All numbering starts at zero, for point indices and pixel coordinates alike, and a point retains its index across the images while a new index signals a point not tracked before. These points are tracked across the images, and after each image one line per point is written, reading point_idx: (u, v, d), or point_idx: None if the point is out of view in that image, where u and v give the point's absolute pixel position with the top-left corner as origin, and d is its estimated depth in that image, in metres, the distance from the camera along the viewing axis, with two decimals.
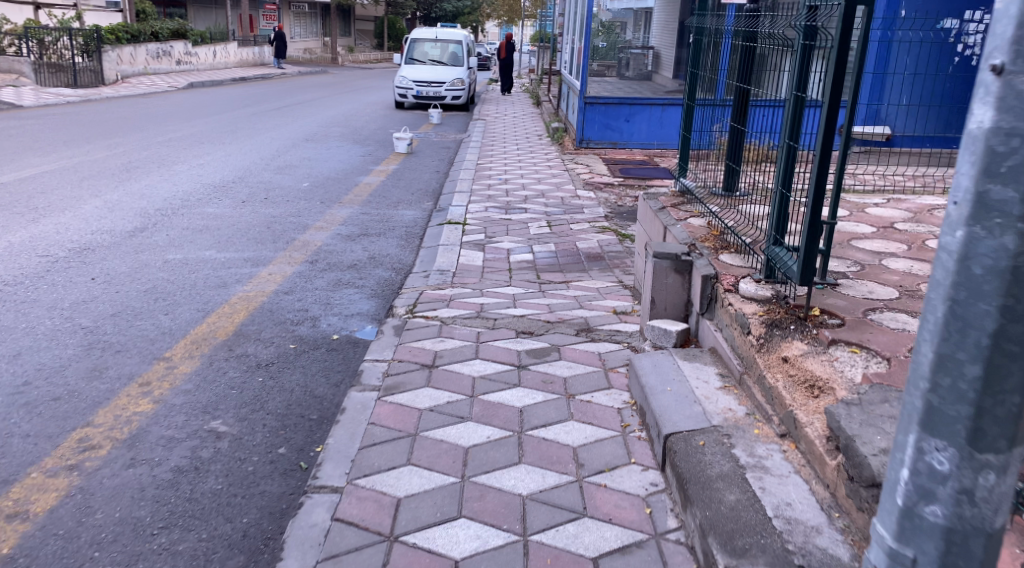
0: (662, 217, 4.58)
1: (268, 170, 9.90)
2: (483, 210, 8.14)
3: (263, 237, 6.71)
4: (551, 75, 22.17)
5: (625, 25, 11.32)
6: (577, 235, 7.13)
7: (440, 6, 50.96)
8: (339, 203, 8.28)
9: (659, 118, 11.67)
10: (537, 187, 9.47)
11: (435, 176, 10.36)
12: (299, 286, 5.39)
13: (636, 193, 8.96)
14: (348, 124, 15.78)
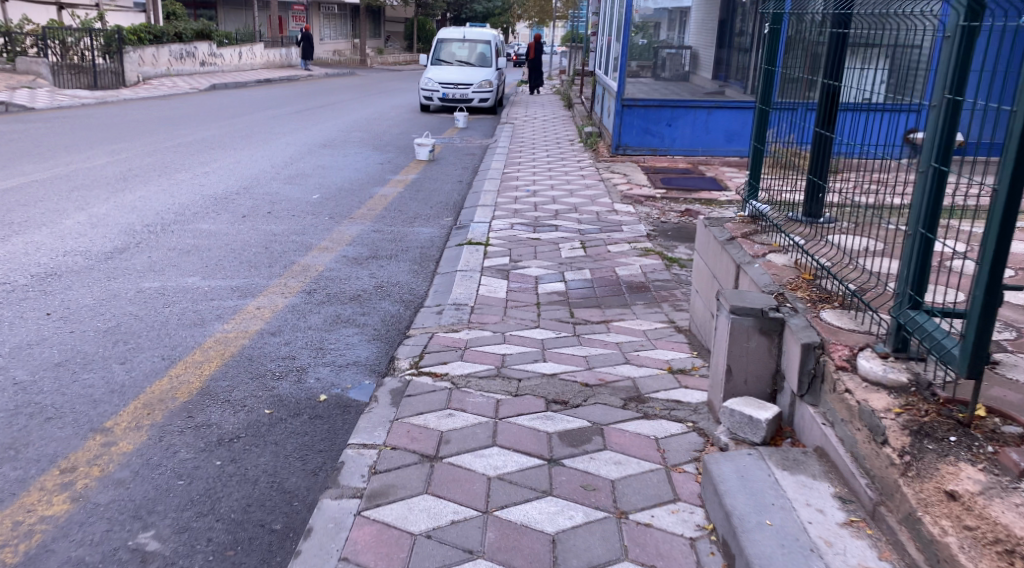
0: (731, 251, 3.67)
1: (277, 179, 9.15)
2: (509, 227, 7.28)
3: (258, 260, 5.92)
4: (583, 76, 21.30)
5: (659, 25, 10.51)
6: (615, 259, 6.24)
7: (471, 7, 50.22)
8: (349, 218, 7.48)
9: (704, 123, 10.70)
10: (569, 199, 8.60)
11: (459, 187, 9.54)
12: (289, 326, 4.55)
13: (680, 208, 8.04)
14: (370, 128, 15.04)
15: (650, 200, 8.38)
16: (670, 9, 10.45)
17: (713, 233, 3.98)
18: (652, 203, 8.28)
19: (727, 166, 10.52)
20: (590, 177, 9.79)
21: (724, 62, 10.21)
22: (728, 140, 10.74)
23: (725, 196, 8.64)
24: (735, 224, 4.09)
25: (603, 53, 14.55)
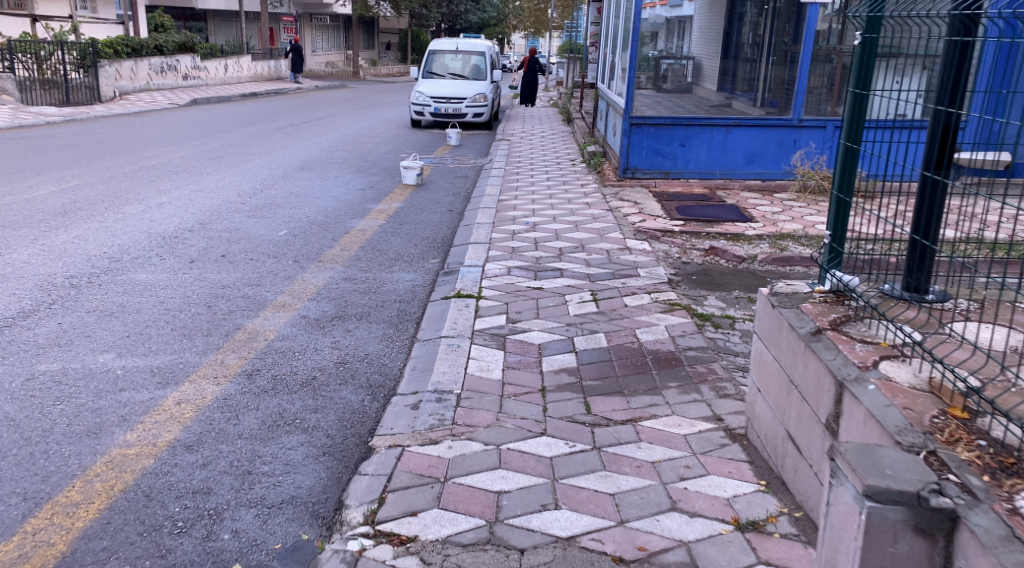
0: (825, 357, 2.52)
1: (242, 211, 8.07)
2: (505, 272, 6.20)
3: (197, 325, 4.81)
4: (583, 89, 20.29)
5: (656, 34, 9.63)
6: (634, 316, 5.16)
7: (465, 17, 49.03)
8: (317, 262, 6.39)
9: (721, 142, 9.63)
10: (574, 232, 7.53)
11: (450, 218, 8.47)
12: (212, 435, 3.45)
13: (704, 245, 6.97)
14: (355, 147, 13.98)
15: (668, 234, 7.33)
16: (667, 18, 9.73)
17: (789, 322, 2.83)
18: (671, 238, 7.22)
19: (747, 191, 9.48)
20: (597, 205, 8.74)
21: (730, 73, 9.63)
22: (748, 162, 9.67)
23: (752, 228, 7.61)
24: (816, 304, 2.95)
25: (605, 66, 13.51)
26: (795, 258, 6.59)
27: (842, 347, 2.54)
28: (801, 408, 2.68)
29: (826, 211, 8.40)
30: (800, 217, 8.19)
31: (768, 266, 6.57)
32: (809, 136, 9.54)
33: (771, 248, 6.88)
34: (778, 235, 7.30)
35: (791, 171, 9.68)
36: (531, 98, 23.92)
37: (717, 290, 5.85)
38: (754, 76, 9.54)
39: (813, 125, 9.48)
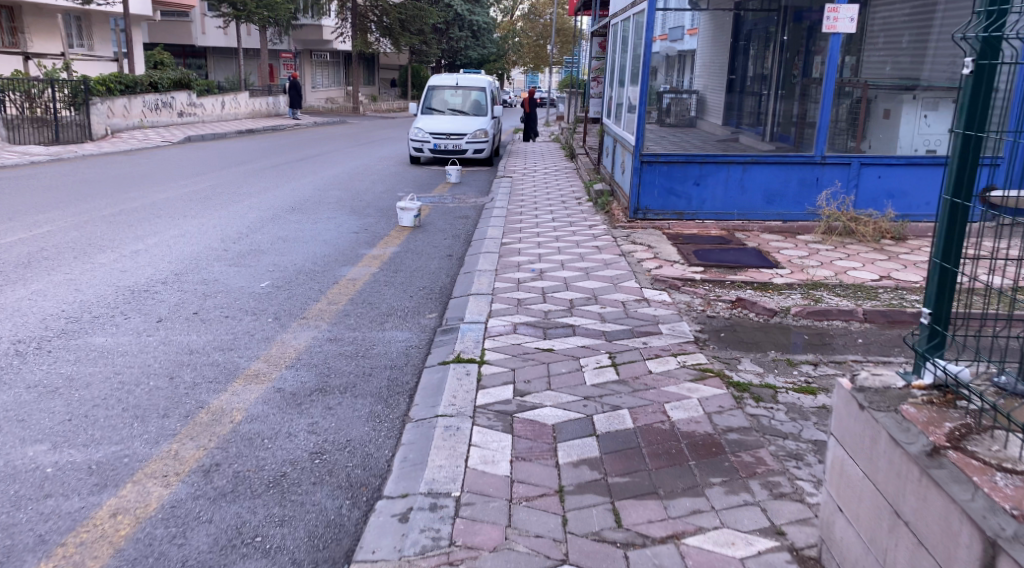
0: (957, 498, 1.88)
1: (223, 260, 7.44)
2: (510, 329, 5.53)
3: (153, 403, 4.13)
4: (587, 123, 19.79)
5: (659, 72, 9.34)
6: (660, 385, 4.50)
7: (466, 53, 48.82)
8: (301, 319, 5.73)
9: (739, 181, 9.03)
10: (585, 280, 6.88)
11: (449, 265, 7.81)
12: (149, 563, 2.76)
13: (729, 296, 6.33)
14: (351, 186, 13.42)
15: (688, 283, 6.69)
16: (671, 54, 9.41)
17: (891, 435, 2.16)
18: (691, 287, 6.58)
19: (768, 232, 8.86)
20: (608, 248, 8.11)
21: (734, 107, 9.70)
22: (768, 202, 9.05)
23: (779, 276, 6.98)
24: (920, 407, 2.28)
25: (611, 100, 12.98)
26: (832, 311, 5.94)
27: (979, 481, 1.89)
28: (917, 555, 2.03)
29: (856, 256, 7.78)
30: (829, 262, 7.58)
31: (803, 320, 5.92)
32: (832, 174, 8.93)
33: (804, 299, 6.25)
34: (809, 283, 6.67)
35: (814, 211, 9.04)
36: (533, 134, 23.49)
37: (750, 352, 5.19)
38: (761, 110, 9.60)
39: (836, 163, 8.90)
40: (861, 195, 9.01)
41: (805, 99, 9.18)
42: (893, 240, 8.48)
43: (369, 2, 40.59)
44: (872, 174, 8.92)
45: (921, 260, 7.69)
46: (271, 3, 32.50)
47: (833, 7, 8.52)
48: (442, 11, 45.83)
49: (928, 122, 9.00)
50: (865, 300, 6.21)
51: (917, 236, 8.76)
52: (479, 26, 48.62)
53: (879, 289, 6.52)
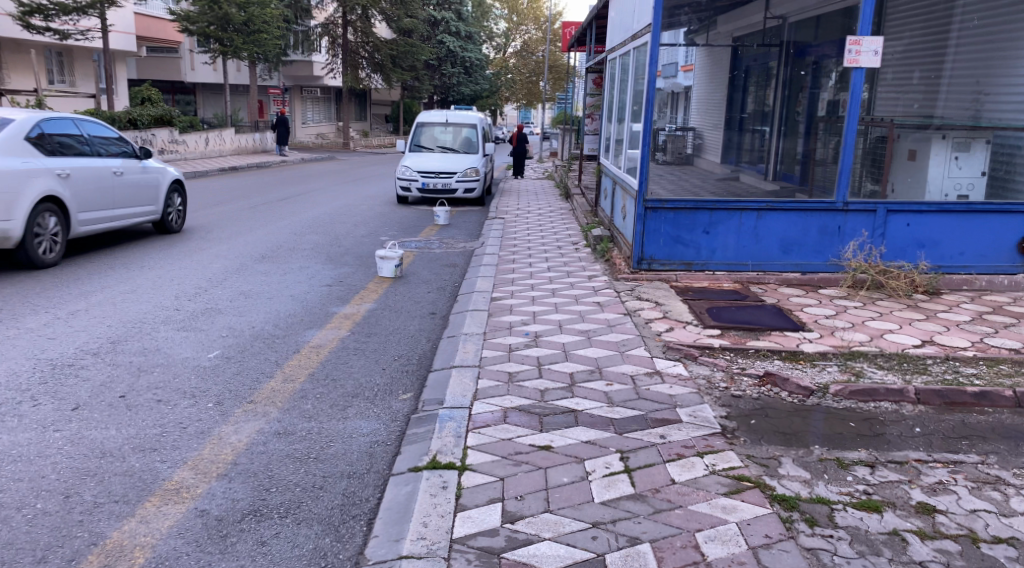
0: None
1: (171, 324, 6.53)
2: (498, 416, 4.57)
3: (34, 538, 3.20)
4: (583, 161, 18.99)
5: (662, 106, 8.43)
6: (687, 503, 3.58)
7: (458, 89, 48.16)
8: (248, 404, 4.80)
9: (753, 230, 8.18)
10: (586, 347, 5.97)
11: (431, 324, 6.90)
12: None
13: (757, 370, 5.42)
14: (331, 229, 12.54)
15: (707, 351, 5.76)
16: (668, 87, 8.47)
17: None
18: (711, 357, 5.66)
19: (786, 287, 8.01)
20: (611, 305, 7.24)
21: (735, 145, 8.92)
22: (785, 252, 8.19)
23: (808, 342, 6.10)
24: None
25: (608, 139, 12.14)
26: (879, 390, 5.04)
27: None
28: None
29: (890, 316, 6.93)
30: (859, 322, 6.72)
31: (844, 401, 5.02)
32: (856, 222, 8.10)
33: (844, 373, 5.35)
34: (845, 352, 5.78)
35: (838, 262, 8.17)
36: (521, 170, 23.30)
37: (790, 450, 4.27)
38: (762, 147, 8.91)
39: (860, 210, 8.07)
40: (890, 245, 8.16)
41: (812, 138, 8.61)
42: (925, 295, 7.65)
43: (360, 39, 40.10)
44: (900, 223, 8.08)
45: (963, 321, 6.82)
46: (259, 38, 32.08)
47: (854, 40, 7.80)
48: (433, 48, 45.40)
49: (959, 164, 8.30)
50: (915, 374, 5.31)
51: (951, 290, 7.92)
52: (472, 63, 48.10)
53: (927, 360, 5.64)
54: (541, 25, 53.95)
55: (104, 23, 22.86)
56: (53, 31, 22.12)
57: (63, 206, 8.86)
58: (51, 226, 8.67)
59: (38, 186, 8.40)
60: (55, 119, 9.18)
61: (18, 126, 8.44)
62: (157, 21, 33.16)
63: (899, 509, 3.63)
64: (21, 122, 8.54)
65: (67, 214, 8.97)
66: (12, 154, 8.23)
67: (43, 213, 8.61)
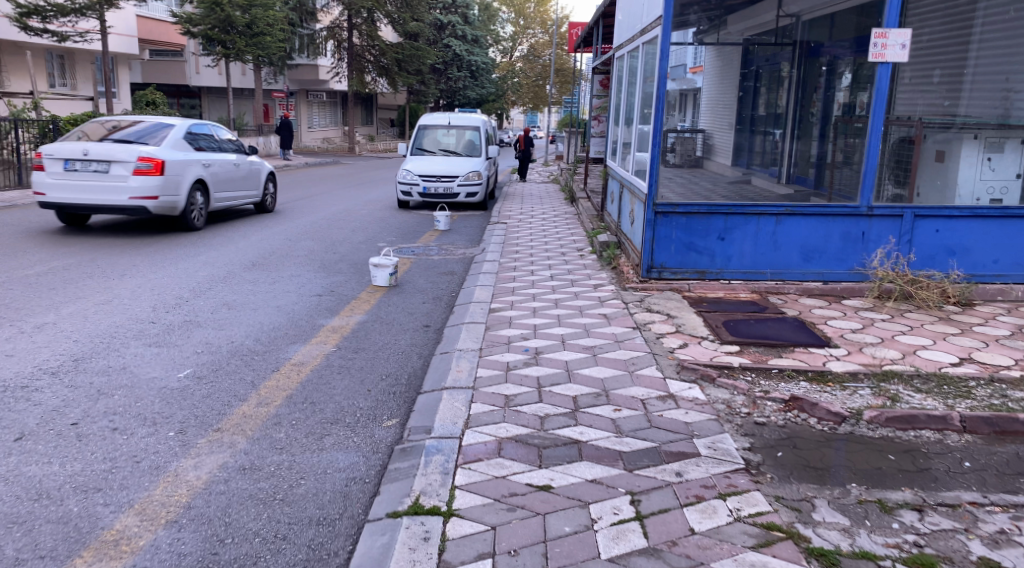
0: None
1: (143, 338, 6.04)
2: (493, 448, 4.06)
3: None
4: (590, 164, 18.46)
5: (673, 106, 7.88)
6: (709, 561, 3.07)
7: (464, 93, 47.63)
8: (214, 432, 4.30)
9: (770, 236, 7.67)
10: (592, 365, 5.45)
11: (424, 338, 6.39)
12: None
13: (781, 392, 4.89)
14: (327, 234, 12.05)
15: (725, 372, 5.22)
16: (681, 86, 7.94)
17: None
18: (729, 377, 5.12)
19: (806, 298, 7.47)
20: (618, 316, 6.73)
21: (745, 147, 8.35)
22: (805, 260, 7.68)
23: (835, 360, 5.57)
24: None
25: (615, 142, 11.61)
26: (919, 417, 4.51)
27: None
28: None
29: (923, 329, 6.40)
30: (888, 337, 6.20)
31: (881, 428, 4.48)
32: (880, 228, 7.59)
33: (878, 397, 4.81)
34: (877, 371, 5.24)
35: (862, 271, 7.65)
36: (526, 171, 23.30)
37: (824, 489, 3.74)
38: (777, 151, 8.36)
39: (885, 215, 7.56)
40: (918, 253, 7.63)
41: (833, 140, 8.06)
42: (957, 306, 7.11)
43: (364, 42, 39.68)
44: (928, 228, 7.57)
45: (1001, 335, 6.28)
46: (261, 41, 31.66)
47: (879, 32, 7.33)
48: (439, 51, 44.95)
49: (992, 166, 7.75)
50: (958, 399, 4.77)
51: (985, 300, 7.37)
52: (478, 66, 47.59)
53: (969, 381, 5.10)
54: (547, 28, 53.47)
55: (102, 25, 22.43)
56: (50, 33, 21.69)
57: (208, 186, 12.10)
58: (195, 197, 11.68)
59: (195, 174, 11.57)
60: (207, 128, 12.76)
61: (179, 129, 11.73)
62: (160, 24, 32.76)
63: (957, 565, 3.11)
64: (178, 127, 11.68)
65: (210, 196, 12.27)
66: (175, 149, 11.41)
67: (193, 192, 11.82)
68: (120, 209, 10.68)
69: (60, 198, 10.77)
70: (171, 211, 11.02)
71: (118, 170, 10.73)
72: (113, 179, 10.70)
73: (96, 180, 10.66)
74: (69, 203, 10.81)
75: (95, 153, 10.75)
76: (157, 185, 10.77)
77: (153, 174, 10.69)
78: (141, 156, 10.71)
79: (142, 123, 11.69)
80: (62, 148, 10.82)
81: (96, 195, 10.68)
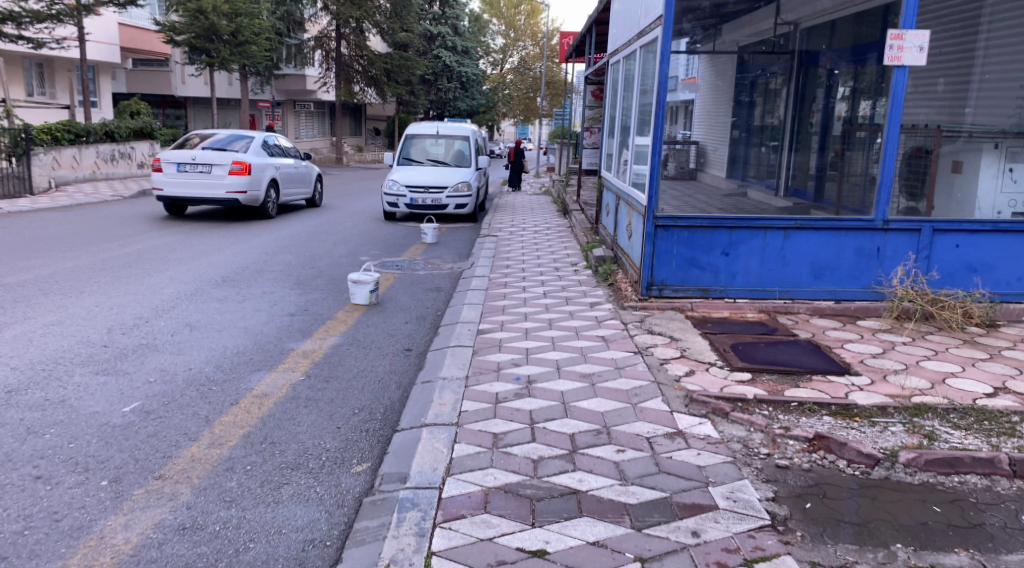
0: None
1: (91, 364, 5.46)
2: (478, 500, 3.50)
3: None
4: (582, 175, 17.94)
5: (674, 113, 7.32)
6: None
7: (454, 104, 47.12)
8: (154, 481, 3.74)
9: (779, 252, 7.15)
10: (590, 396, 4.90)
11: (405, 363, 5.81)
12: None
13: (805, 429, 4.34)
14: (306, 248, 11.48)
15: (739, 404, 4.66)
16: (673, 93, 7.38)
17: None
18: (745, 411, 4.57)
19: (818, 319, 6.94)
20: (617, 339, 6.19)
21: (741, 159, 7.90)
22: (816, 277, 7.16)
23: (858, 390, 5.03)
24: None
25: (610, 154, 11.11)
26: (963, 459, 3.98)
27: None
28: None
29: (948, 354, 5.89)
30: (912, 363, 5.67)
31: (920, 474, 3.94)
32: (897, 243, 7.09)
33: (913, 435, 4.26)
34: (908, 403, 4.70)
35: (876, 289, 7.13)
36: (516, 183, 22.63)
37: (866, 553, 3.19)
38: (773, 163, 7.91)
39: (901, 229, 7.05)
40: (937, 270, 7.11)
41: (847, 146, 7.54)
42: (981, 328, 6.60)
43: (353, 52, 39.16)
44: (947, 243, 7.07)
45: None
46: (247, 50, 31.09)
47: (895, 34, 6.85)
48: (428, 62, 44.47)
49: (1013, 177, 7.32)
50: (1003, 437, 4.24)
51: (1010, 321, 6.87)
52: (468, 78, 47.14)
53: (1011, 415, 4.56)
54: (538, 41, 53.13)
55: (81, 32, 21.84)
56: (26, 40, 21.06)
57: (278, 184, 15.39)
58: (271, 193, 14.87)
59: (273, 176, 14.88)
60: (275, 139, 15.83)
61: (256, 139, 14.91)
62: (143, 33, 32.16)
63: None
64: (259, 137, 14.80)
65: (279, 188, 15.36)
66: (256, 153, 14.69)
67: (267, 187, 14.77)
68: (221, 202, 13.78)
69: (175, 194, 13.94)
70: (257, 202, 14.07)
71: (220, 173, 13.99)
72: (214, 179, 13.92)
73: (199, 179, 13.74)
74: (181, 196, 13.90)
75: (199, 158, 13.78)
76: (246, 182, 13.88)
77: (243, 174, 13.77)
78: (235, 161, 13.89)
79: (217, 135, 14.63)
80: (171, 152, 13.77)
81: (205, 192, 13.88)
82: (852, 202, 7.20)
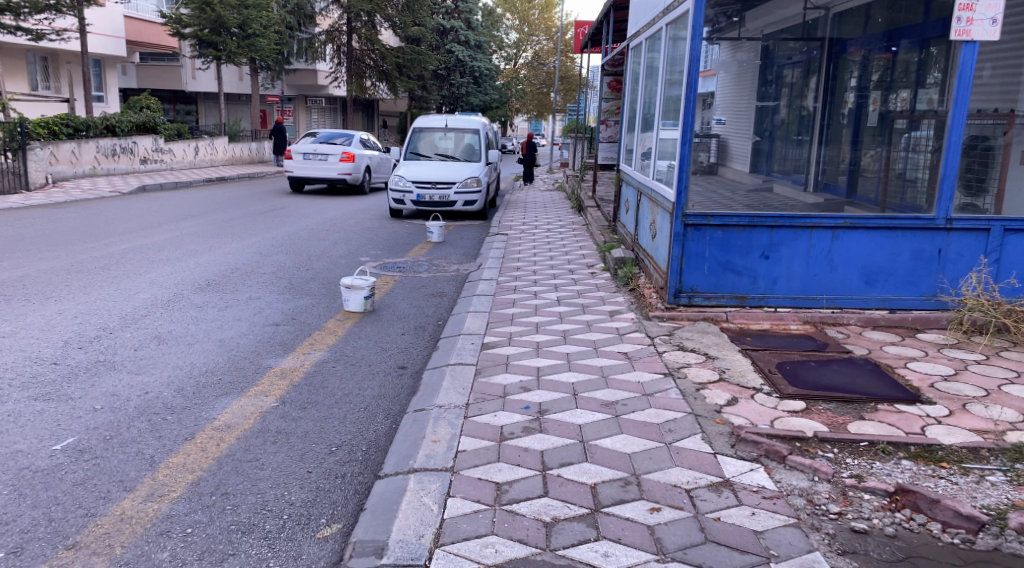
0: None
1: (32, 387, 4.71)
2: None
3: None
4: (598, 170, 17.07)
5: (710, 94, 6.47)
6: None
7: (467, 99, 46.30)
8: (65, 552, 2.97)
9: (826, 254, 6.34)
10: (614, 430, 4.10)
11: (396, 385, 5.01)
12: None
13: (882, 478, 3.52)
14: (303, 248, 10.73)
15: (798, 446, 3.84)
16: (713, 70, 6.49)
17: None
18: (805, 455, 3.74)
19: (870, 331, 6.09)
20: (642, 356, 5.37)
21: (764, 153, 6.77)
22: (867, 283, 6.34)
23: (936, 424, 4.19)
24: None
25: (628, 147, 10.26)
26: None
27: None
28: None
29: None
30: (993, 387, 4.81)
31: None
32: (961, 245, 6.26)
33: (1018, 490, 3.43)
34: (1003, 445, 3.86)
35: (938, 297, 6.30)
36: (531, 177, 22.34)
37: None
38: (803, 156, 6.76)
39: (966, 227, 6.22)
40: (1009, 274, 6.26)
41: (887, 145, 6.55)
42: None
43: (364, 46, 38.44)
44: (1020, 244, 6.23)
45: None
46: (255, 43, 30.40)
47: (964, 4, 6.00)
48: (441, 55, 43.70)
49: None
50: None
51: None
52: (482, 73, 46.37)
53: None
54: (552, 35, 52.62)
55: (81, 23, 21.16)
56: (25, 31, 20.38)
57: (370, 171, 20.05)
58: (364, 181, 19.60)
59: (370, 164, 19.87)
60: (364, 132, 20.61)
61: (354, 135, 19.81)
62: (149, 25, 31.54)
63: None
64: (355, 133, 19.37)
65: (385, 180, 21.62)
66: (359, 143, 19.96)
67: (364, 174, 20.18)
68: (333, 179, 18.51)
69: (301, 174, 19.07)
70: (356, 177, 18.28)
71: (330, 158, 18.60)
72: (328, 165, 18.67)
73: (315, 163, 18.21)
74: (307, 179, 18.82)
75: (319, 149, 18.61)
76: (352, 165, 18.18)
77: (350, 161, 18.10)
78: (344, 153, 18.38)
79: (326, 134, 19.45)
80: (299, 145, 18.51)
81: (322, 174, 18.72)
82: (897, 203, 6.34)
